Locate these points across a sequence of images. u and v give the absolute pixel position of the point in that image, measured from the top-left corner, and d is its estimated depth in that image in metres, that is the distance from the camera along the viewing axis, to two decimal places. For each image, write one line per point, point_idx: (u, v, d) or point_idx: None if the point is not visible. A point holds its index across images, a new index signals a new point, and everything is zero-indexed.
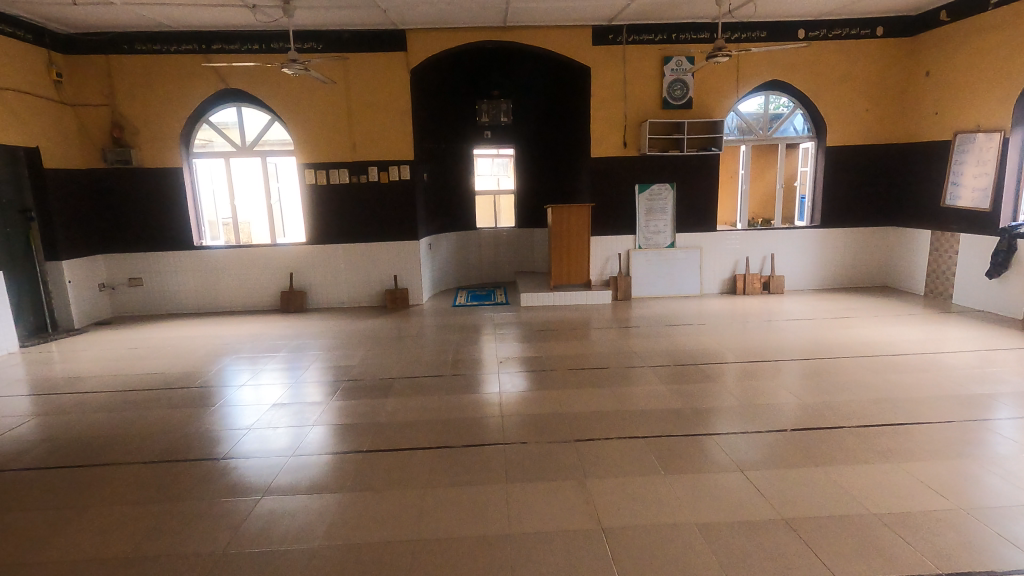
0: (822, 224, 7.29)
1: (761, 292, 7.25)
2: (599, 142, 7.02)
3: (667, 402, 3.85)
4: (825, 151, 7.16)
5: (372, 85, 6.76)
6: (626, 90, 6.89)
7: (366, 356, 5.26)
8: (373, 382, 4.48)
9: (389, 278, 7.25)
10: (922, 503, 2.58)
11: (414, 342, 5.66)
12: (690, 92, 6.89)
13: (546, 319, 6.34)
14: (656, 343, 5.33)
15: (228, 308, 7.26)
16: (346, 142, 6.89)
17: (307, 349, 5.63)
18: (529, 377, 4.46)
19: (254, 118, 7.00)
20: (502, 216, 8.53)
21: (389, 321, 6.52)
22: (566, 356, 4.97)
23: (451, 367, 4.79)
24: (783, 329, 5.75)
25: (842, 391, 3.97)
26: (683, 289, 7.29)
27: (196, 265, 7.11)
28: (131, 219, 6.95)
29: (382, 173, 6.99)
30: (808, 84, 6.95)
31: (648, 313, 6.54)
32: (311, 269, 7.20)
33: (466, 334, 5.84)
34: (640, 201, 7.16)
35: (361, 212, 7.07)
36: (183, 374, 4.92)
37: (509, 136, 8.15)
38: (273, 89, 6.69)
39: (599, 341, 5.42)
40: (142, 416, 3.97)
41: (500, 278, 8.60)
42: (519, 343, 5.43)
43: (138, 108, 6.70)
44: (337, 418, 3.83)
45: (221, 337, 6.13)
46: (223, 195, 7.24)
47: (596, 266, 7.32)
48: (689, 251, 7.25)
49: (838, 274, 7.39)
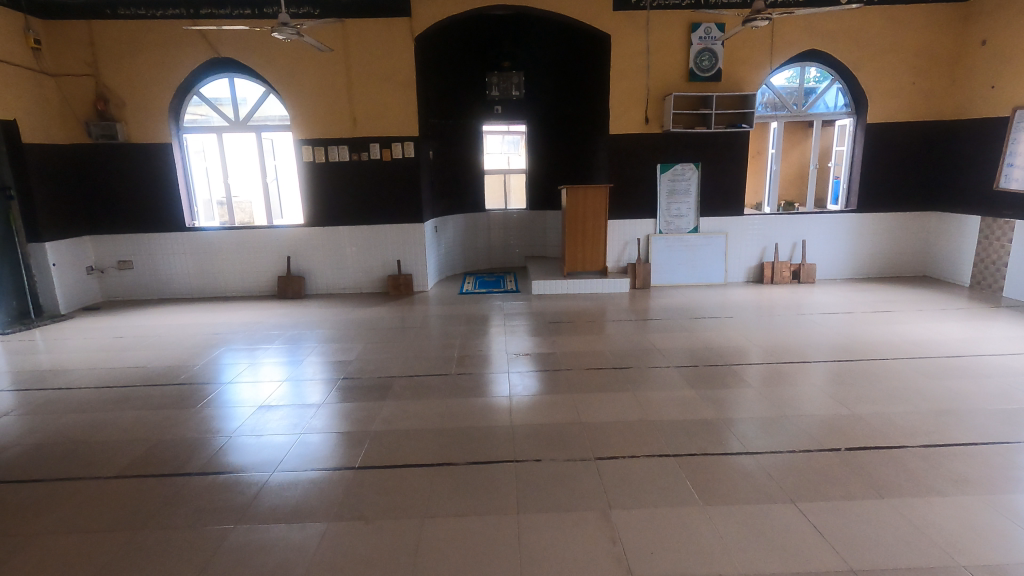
0: (858, 208, 6.75)
1: (790, 282, 6.75)
2: (618, 118, 6.48)
3: (699, 411, 3.41)
4: (864, 129, 6.59)
5: (374, 55, 6.25)
6: (649, 60, 6.32)
7: (366, 349, 4.85)
8: (370, 382, 4.08)
9: (392, 263, 6.84)
10: (1020, 552, 2.14)
11: (418, 334, 5.25)
12: (720, 63, 6.31)
13: (560, 310, 5.90)
14: (680, 339, 4.88)
15: (224, 293, 6.88)
16: (346, 117, 6.41)
17: (305, 340, 5.25)
18: (541, 378, 4.04)
19: (247, 90, 6.53)
20: (513, 196, 8.05)
21: (393, 309, 6.13)
22: (582, 352, 4.55)
23: (455, 364, 4.37)
24: (817, 323, 5.28)
25: (895, 400, 3.51)
26: (706, 277, 6.80)
27: (189, 247, 6.73)
28: (120, 198, 6.54)
29: (384, 151, 6.51)
30: (848, 55, 6.36)
31: (669, 304, 6.08)
32: (310, 252, 6.79)
33: (474, 325, 5.43)
34: (662, 182, 6.65)
35: (362, 191, 6.62)
36: (170, 367, 4.55)
37: (520, 112, 7.61)
38: (267, 59, 6.21)
39: (617, 336, 4.97)
40: (118, 417, 3.60)
41: (510, 262, 8.16)
42: (530, 337, 5.00)
43: (123, 79, 6.24)
44: (331, 423, 3.44)
45: (214, 325, 5.76)
46: (216, 173, 6.80)
47: (613, 252, 6.85)
48: (713, 236, 6.75)
49: (874, 262, 6.88)
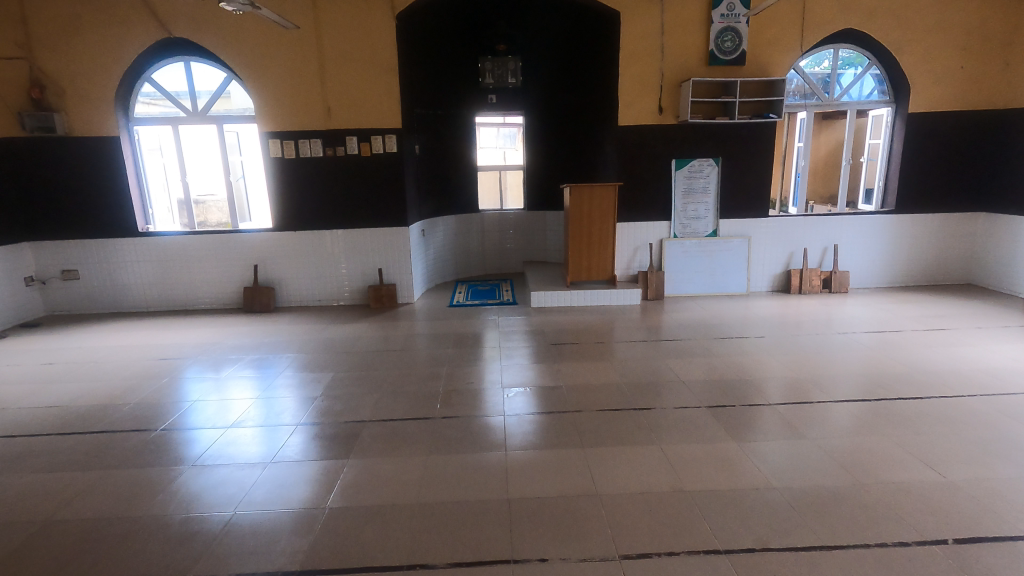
0: (897, 209, 6.02)
1: (821, 292, 6.03)
2: (629, 106, 5.72)
3: (748, 476, 2.67)
4: (905, 120, 5.86)
5: (350, 36, 5.47)
6: (663, 40, 5.56)
7: (336, 381, 4.08)
8: (335, 430, 3.31)
9: (373, 272, 6.08)
10: None
11: (399, 360, 4.47)
12: (744, 44, 5.54)
13: (564, 326, 5.17)
14: (705, 367, 4.12)
15: (184, 305, 6.10)
16: (319, 106, 5.62)
17: (267, 366, 4.50)
18: (546, 423, 3.29)
19: (206, 76, 5.74)
20: (509, 195, 7.35)
21: (373, 326, 5.38)
22: (593, 384, 3.81)
23: (439, 403, 3.60)
24: (863, 344, 4.54)
25: (994, 457, 2.77)
26: (726, 286, 6.07)
27: (143, 254, 5.95)
28: (62, 200, 5.75)
29: (363, 145, 5.73)
30: (888, 35, 5.61)
31: (688, 318, 5.35)
32: (281, 260, 6.02)
33: (464, 347, 4.68)
34: (677, 179, 5.90)
35: (339, 191, 5.86)
36: (97, 404, 3.78)
37: (516, 101, 6.89)
38: (228, 40, 5.43)
39: (633, 362, 4.23)
40: (8, 484, 2.83)
41: (505, 268, 7.44)
42: (530, 364, 4.23)
43: (62, 63, 5.44)
44: (278, 493, 2.70)
45: (165, 346, 4.99)
46: (175, 170, 6.04)
47: (622, 259, 6.11)
48: (735, 240, 6.01)
49: (912, 269, 6.16)
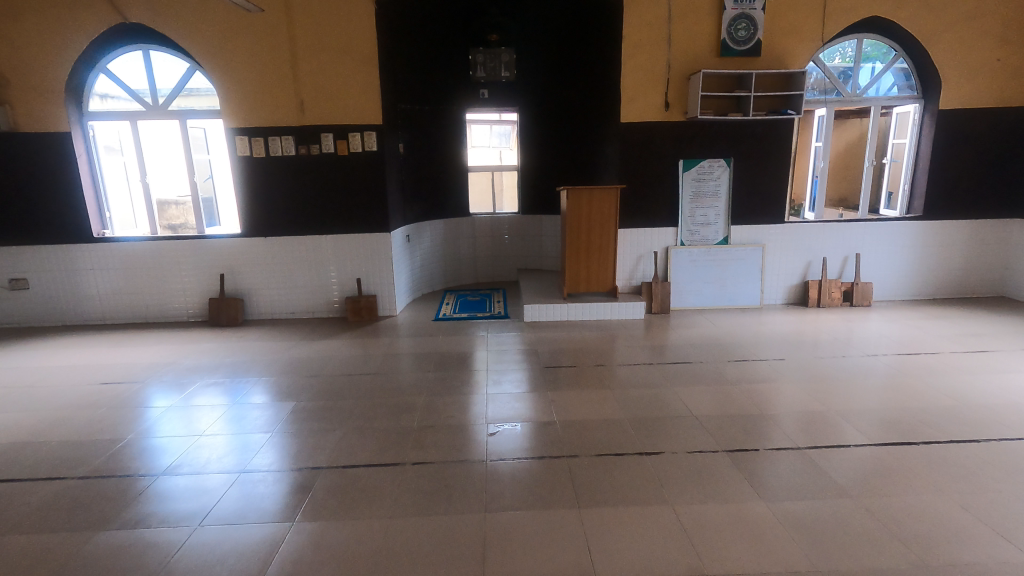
0: (924, 215, 5.50)
1: (841, 305, 5.52)
2: (632, 102, 5.21)
3: (784, 553, 2.15)
4: (934, 117, 5.35)
5: (326, 22, 4.96)
6: (670, 29, 5.04)
7: (297, 412, 3.56)
8: (282, 479, 2.79)
9: (352, 282, 5.56)
10: None
11: (374, 384, 3.96)
12: (759, 33, 5.03)
13: (560, 344, 4.65)
14: (721, 397, 3.61)
15: (145, 317, 5.57)
16: (291, 100, 5.10)
17: (224, 390, 3.99)
18: (536, 471, 2.76)
19: (167, 66, 5.23)
20: (504, 198, 6.82)
21: (349, 343, 4.86)
22: (593, 419, 3.29)
23: (413, 443, 3.08)
24: (898, 368, 4.03)
25: None
26: (738, 299, 5.55)
27: (100, 261, 5.42)
28: (8, 201, 5.23)
29: (340, 142, 5.22)
30: (918, 23, 5.10)
31: (697, 336, 4.83)
32: (251, 268, 5.50)
33: (449, 370, 4.16)
34: (685, 181, 5.38)
35: (314, 193, 5.34)
36: (16, 440, 3.26)
37: (510, 96, 6.31)
38: (190, 26, 4.91)
39: (638, 390, 3.71)
40: None
41: (499, 275, 6.94)
42: (521, 392, 3.72)
43: (6, 50, 4.92)
44: (205, 566, 2.19)
45: (114, 365, 4.46)
46: (135, 169, 5.53)
47: (624, 269, 5.60)
48: (748, 249, 5.50)
49: (941, 280, 5.65)
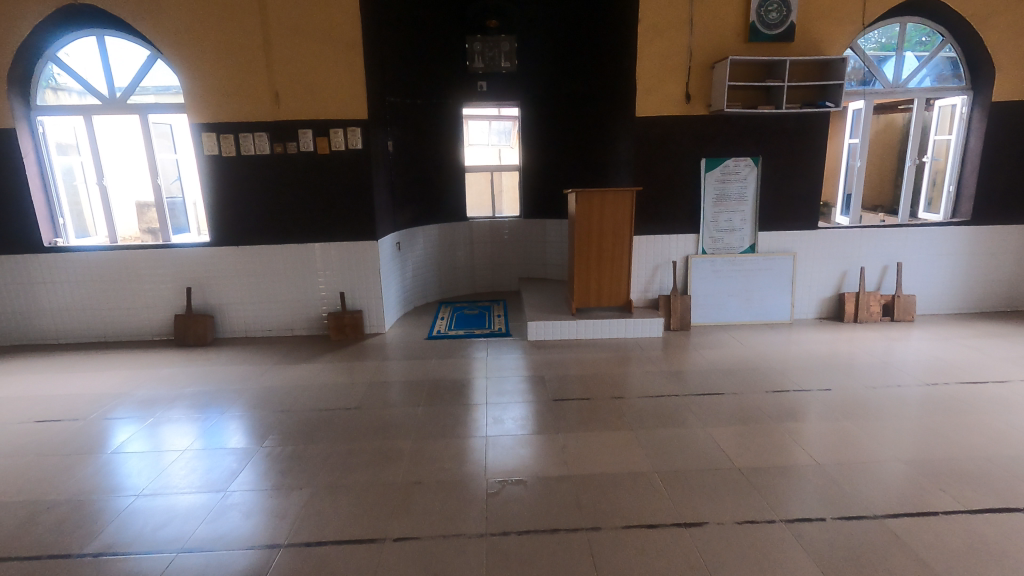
0: (972, 220, 4.94)
1: (881, 320, 4.96)
2: (649, 93, 4.63)
3: None
4: (985, 111, 4.78)
5: (303, 4, 4.37)
6: (692, 11, 4.47)
7: (261, 461, 2.98)
8: (231, 561, 2.22)
9: (336, 296, 4.98)
10: None
11: (354, 422, 3.39)
12: (793, 16, 4.45)
13: (570, 369, 4.07)
14: (764, 440, 3.04)
15: (105, 336, 4.98)
16: (264, 92, 4.52)
17: (181, 428, 3.42)
18: (549, 550, 2.19)
19: (126, 55, 4.66)
20: (505, 201, 6.24)
21: (330, 367, 4.28)
22: (616, 472, 2.73)
23: (396, 507, 2.51)
24: (963, 401, 3.47)
25: None
26: (766, 313, 4.99)
27: (53, 274, 4.83)
28: None
29: (320, 140, 4.64)
30: (970, 5, 4.53)
31: (725, 358, 4.26)
32: (223, 281, 4.92)
33: (443, 403, 3.59)
34: (708, 182, 4.81)
35: (292, 197, 4.76)
36: None
37: (510, 89, 5.75)
38: (148, 9, 4.33)
39: (665, 432, 3.13)
40: None
41: (499, 285, 6.37)
42: (528, 433, 3.15)
43: None
44: None
45: (57, 396, 3.88)
46: (92, 170, 4.94)
47: (640, 280, 5.03)
48: (777, 258, 4.94)
49: (990, 292, 5.08)
